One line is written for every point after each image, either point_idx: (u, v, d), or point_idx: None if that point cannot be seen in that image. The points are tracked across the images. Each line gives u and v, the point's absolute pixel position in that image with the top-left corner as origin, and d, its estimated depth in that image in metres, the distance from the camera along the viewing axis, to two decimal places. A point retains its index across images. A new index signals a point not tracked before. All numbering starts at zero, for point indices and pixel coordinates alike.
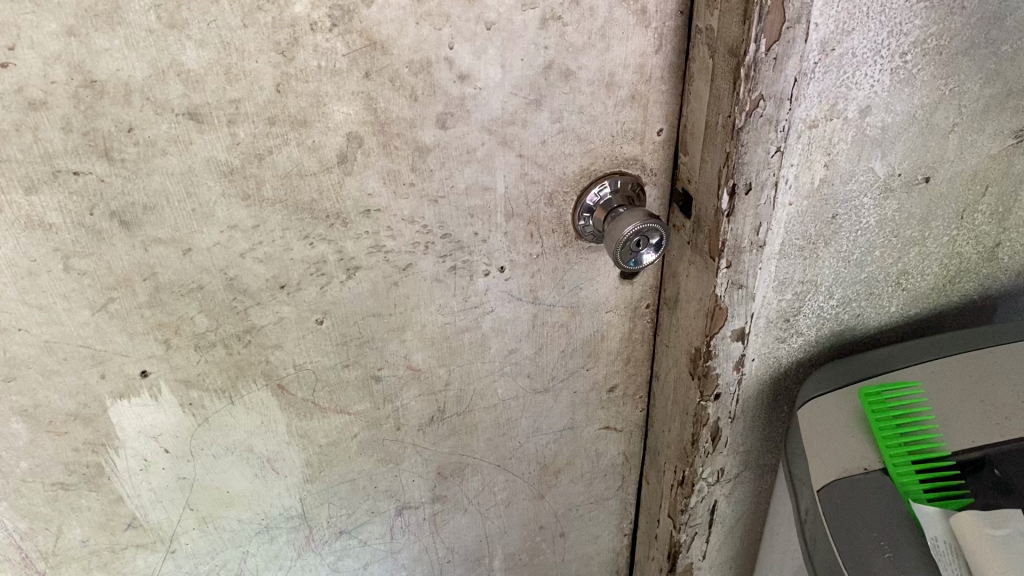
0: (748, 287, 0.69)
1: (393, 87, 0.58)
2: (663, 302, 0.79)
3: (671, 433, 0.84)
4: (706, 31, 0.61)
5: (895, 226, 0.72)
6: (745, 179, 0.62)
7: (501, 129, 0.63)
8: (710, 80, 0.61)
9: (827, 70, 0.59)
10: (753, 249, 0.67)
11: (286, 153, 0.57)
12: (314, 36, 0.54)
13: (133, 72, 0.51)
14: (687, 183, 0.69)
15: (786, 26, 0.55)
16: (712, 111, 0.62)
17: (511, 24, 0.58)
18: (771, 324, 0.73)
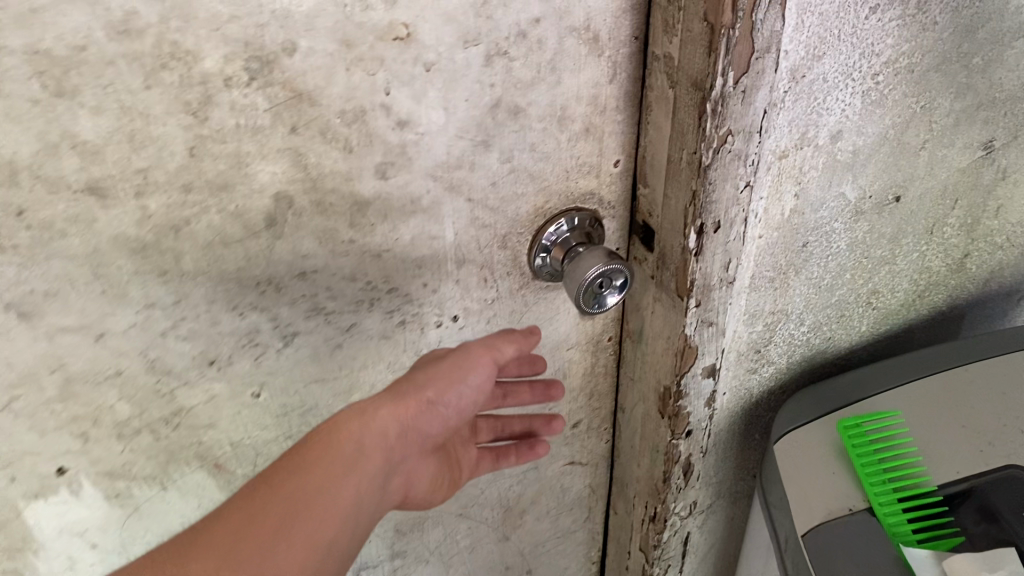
0: (718, 324, 0.65)
1: (324, 140, 0.51)
2: (625, 334, 0.74)
3: (640, 468, 0.80)
4: (665, 59, 0.55)
5: (866, 247, 0.68)
6: (714, 217, 0.57)
7: (447, 174, 0.57)
8: (671, 112, 0.56)
9: (797, 99, 0.55)
10: (722, 286, 0.62)
11: (206, 222, 0.51)
12: (230, 92, 0.47)
13: (18, 149, 0.44)
14: (648, 216, 0.64)
15: (755, 56, 0.50)
16: (675, 145, 0.57)
17: (453, 63, 0.52)
18: (741, 357, 0.69)
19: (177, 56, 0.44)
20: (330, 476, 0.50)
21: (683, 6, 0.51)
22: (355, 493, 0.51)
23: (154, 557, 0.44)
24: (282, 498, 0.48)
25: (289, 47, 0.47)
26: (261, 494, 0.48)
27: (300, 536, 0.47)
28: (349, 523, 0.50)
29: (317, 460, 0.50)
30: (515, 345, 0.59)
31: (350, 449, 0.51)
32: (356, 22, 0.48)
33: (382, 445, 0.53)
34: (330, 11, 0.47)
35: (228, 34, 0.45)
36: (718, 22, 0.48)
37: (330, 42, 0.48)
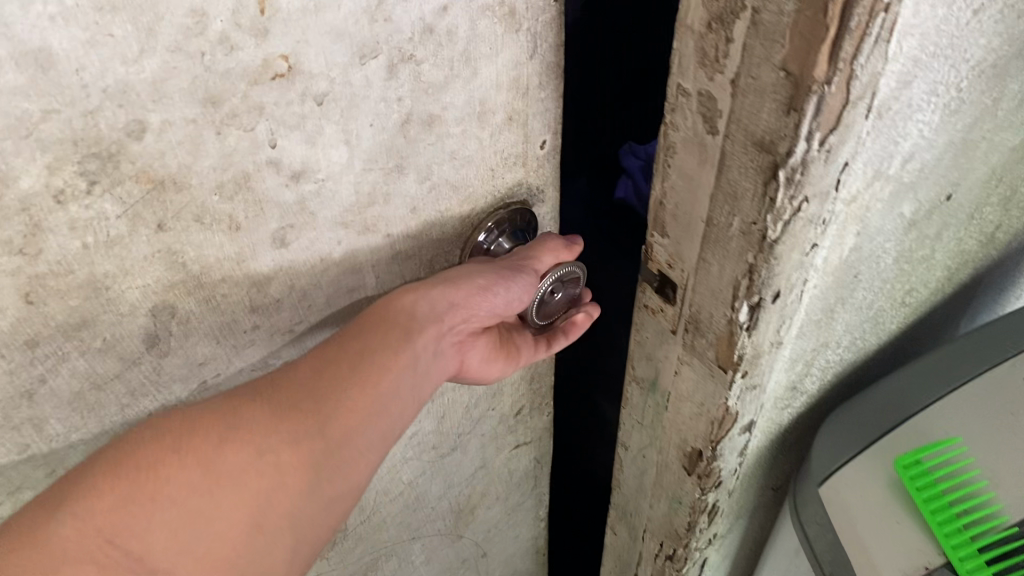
0: (761, 382, 0.54)
1: (202, 227, 0.38)
2: (628, 378, 0.62)
3: (653, 509, 0.71)
4: (698, 98, 0.41)
5: (909, 251, 0.60)
6: (774, 288, 0.45)
7: (359, 216, 0.45)
8: (712, 164, 0.43)
9: (880, 134, 0.42)
10: (770, 350, 0.51)
11: (67, 371, 0.37)
12: (64, 210, 0.33)
13: None
14: (665, 266, 0.51)
15: (848, 107, 0.37)
16: (720, 208, 0.44)
17: (349, 86, 0.39)
18: (780, 395, 0.60)
19: None
20: (392, 340, 0.45)
21: (742, 45, 0.37)
22: (419, 352, 0.46)
23: (230, 395, 0.42)
24: (348, 355, 0.44)
25: (135, 128, 0.33)
26: (323, 350, 0.44)
27: (366, 389, 0.43)
28: (411, 379, 0.45)
29: (379, 323, 0.45)
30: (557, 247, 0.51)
31: (408, 317, 0.45)
32: (220, 71, 0.34)
33: (433, 318, 0.46)
34: (183, 66, 0.33)
35: (44, 137, 0.31)
36: (805, 76, 0.35)
37: (191, 106, 0.34)
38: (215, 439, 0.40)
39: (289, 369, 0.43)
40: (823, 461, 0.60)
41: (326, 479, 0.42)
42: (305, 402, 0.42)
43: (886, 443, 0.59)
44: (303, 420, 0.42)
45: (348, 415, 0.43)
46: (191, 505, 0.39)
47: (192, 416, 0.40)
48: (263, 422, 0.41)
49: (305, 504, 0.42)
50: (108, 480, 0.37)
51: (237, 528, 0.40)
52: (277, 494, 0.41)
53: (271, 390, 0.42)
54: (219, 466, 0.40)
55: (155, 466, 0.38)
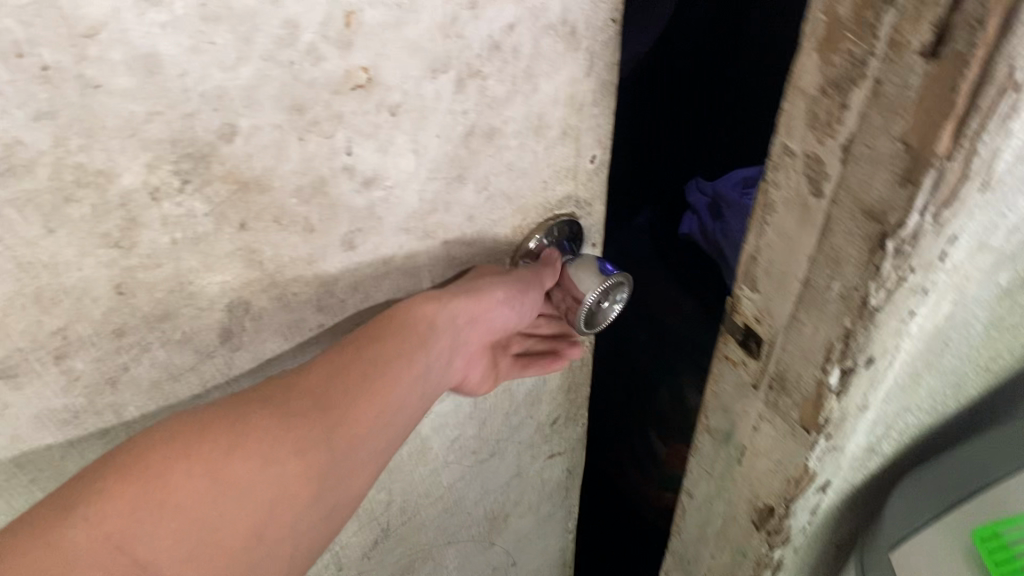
0: (839, 444, 0.52)
1: (279, 227, 0.40)
2: (701, 427, 0.63)
3: (715, 559, 0.72)
4: (805, 160, 0.40)
5: (1006, 315, 0.51)
6: (869, 356, 0.44)
7: (420, 223, 0.47)
8: (814, 225, 0.41)
9: (998, 200, 0.37)
10: (855, 414, 0.49)
11: (148, 361, 0.39)
12: (159, 206, 0.35)
13: None
14: (753, 321, 0.50)
15: (966, 182, 0.34)
16: (820, 271, 0.42)
17: (421, 99, 0.41)
18: (856, 459, 0.57)
19: (85, 181, 0.32)
20: (406, 347, 0.46)
21: (858, 113, 0.35)
22: (423, 364, 0.48)
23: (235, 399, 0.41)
24: (359, 363, 0.44)
25: (227, 132, 0.35)
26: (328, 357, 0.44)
27: (373, 397, 0.44)
28: (418, 391, 0.47)
29: (396, 331, 0.46)
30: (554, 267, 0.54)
31: (426, 325, 0.47)
32: (306, 81, 0.36)
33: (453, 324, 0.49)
34: (274, 75, 0.35)
35: (147, 137, 0.33)
36: (926, 151, 0.33)
37: (277, 112, 0.36)
38: (225, 447, 0.39)
39: (293, 375, 0.43)
40: (896, 524, 0.56)
41: (327, 489, 0.42)
42: (317, 410, 0.42)
43: (957, 514, 0.53)
44: (315, 427, 0.42)
45: (355, 422, 0.43)
46: (198, 514, 0.38)
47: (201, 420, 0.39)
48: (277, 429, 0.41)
49: (302, 516, 0.41)
50: (118, 486, 0.36)
51: (241, 537, 0.39)
52: (281, 501, 0.40)
53: (281, 395, 0.42)
54: (227, 474, 0.39)
55: (168, 472, 0.37)
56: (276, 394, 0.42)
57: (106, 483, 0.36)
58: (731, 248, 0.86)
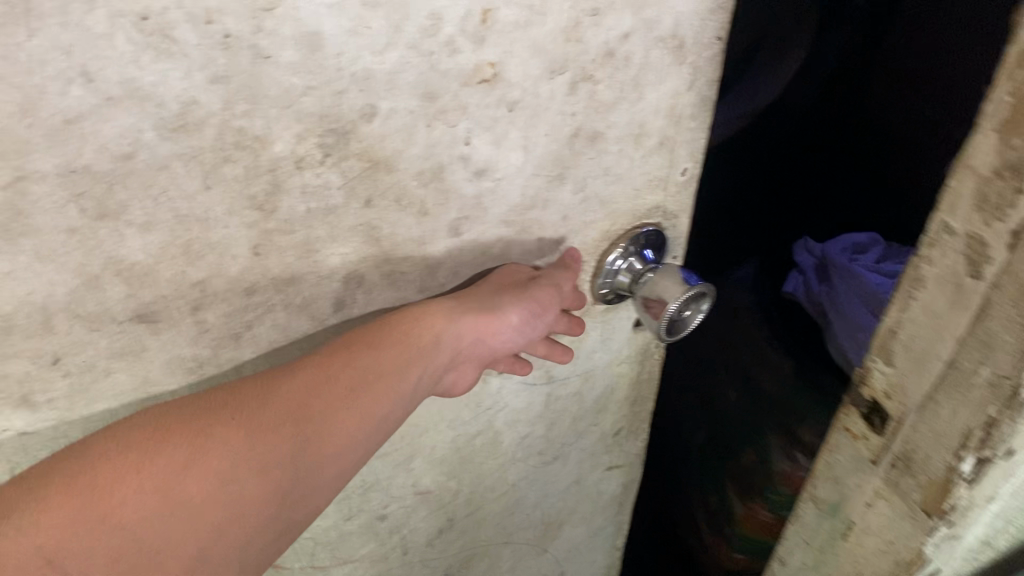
0: (963, 534, 0.51)
1: (398, 207, 0.43)
2: (805, 497, 0.61)
3: None
4: (967, 240, 0.41)
5: None
6: (1007, 445, 0.44)
7: (520, 217, 0.49)
8: (967, 306, 0.42)
9: None
10: (984, 503, 0.49)
11: (269, 321, 0.42)
12: (300, 175, 0.38)
13: (52, 289, 0.34)
14: (880, 397, 0.50)
15: None
16: (968, 353, 0.43)
17: (537, 98, 0.44)
18: (973, 554, 0.56)
19: (242, 145, 0.35)
20: (393, 362, 0.44)
21: None
22: (407, 382, 0.44)
23: (201, 401, 0.39)
24: (344, 370, 0.42)
25: (367, 112, 0.38)
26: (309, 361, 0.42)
27: (351, 407, 0.42)
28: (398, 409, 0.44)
29: (383, 344, 0.43)
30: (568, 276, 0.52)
31: (418, 340, 0.45)
32: (441, 71, 0.39)
33: (450, 343, 0.47)
34: (414, 63, 0.37)
35: (300, 109, 0.35)
36: None
37: (412, 98, 0.39)
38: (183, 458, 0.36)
39: (268, 376, 0.41)
40: None
41: (281, 511, 0.39)
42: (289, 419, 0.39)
43: None
44: (285, 437, 0.39)
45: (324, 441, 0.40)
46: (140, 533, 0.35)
47: (162, 424, 0.37)
48: (243, 437, 0.38)
49: (252, 540, 0.38)
50: (61, 488, 0.34)
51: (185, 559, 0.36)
52: (236, 521, 0.37)
53: (253, 399, 0.39)
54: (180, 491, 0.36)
55: (113, 475, 0.35)
56: (245, 398, 0.39)
57: (46, 484, 0.34)
58: (834, 312, 0.89)
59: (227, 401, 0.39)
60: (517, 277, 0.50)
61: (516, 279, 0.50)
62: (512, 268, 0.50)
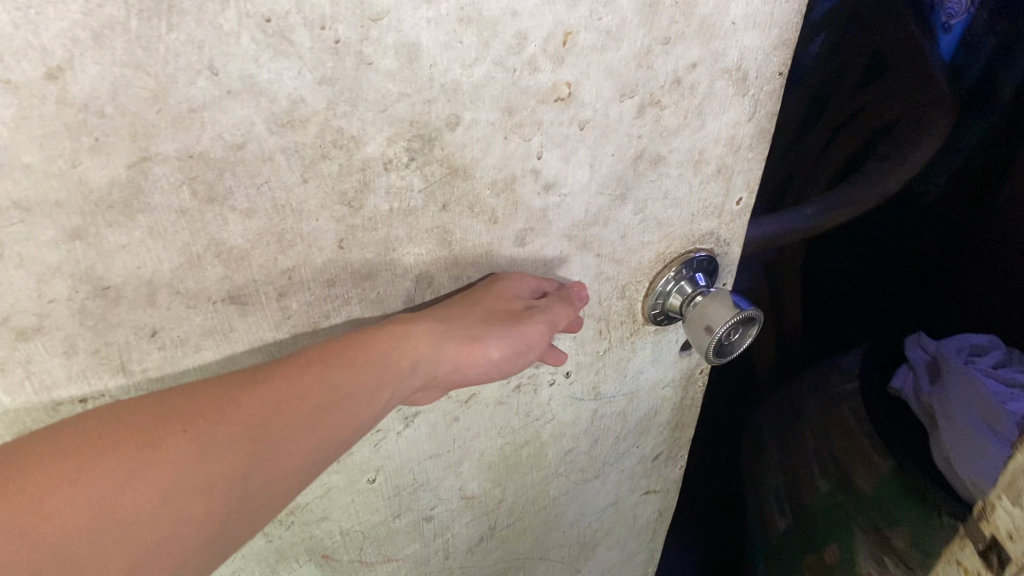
0: None
1: (471, 214, 0.45)
2: None
3: None
4: None
5: None
6: None
7: (582, 232, 0.51)
8: None
9: None
10: None
11: (345, 313, 0.45)
12: (387, 176, 0.40)
13: (159, 265, 0.36)
14: (1004, 537, 0.43)
15: None
16: None
17: (607, 118, 0.46)
18: None
19: (339, 144, 0.38)
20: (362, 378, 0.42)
21: None
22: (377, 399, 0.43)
23: (153, 410, 0.38)
24: (313, 387, 0.40)
25: (452, 120, 0.40)
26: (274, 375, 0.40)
27: (313, 427, 0.40)
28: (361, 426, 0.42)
29: (353, 360, 0.42)
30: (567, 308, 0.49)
31: (393, 359, 0.43)
32: (521, 87, 0.41)
33: (427, 361, 0.45)
34: (498, 78, 0.40)
35: (393, 113, 0.38)
36: None
37: (493, 111, 0.41)
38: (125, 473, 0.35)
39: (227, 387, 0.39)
40: None
41: (229, 528, 0.38)
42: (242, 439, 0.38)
43: None
44: (237, 455, 0.38)
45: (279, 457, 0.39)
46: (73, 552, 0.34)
47: (107, 431, 0.36)
48: (190, 456, 0.36)
49: (197, 557, 0.37)
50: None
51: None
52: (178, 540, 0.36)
53: (208, 413, 0.38)
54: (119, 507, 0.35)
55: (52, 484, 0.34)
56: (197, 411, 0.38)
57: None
58: (943, 415, 0.84)
59: (180, 411, 0.38)
60: (512, 304, 0.47)
61: (511, 307, 0.47)
62: (510, 288, 0.48)
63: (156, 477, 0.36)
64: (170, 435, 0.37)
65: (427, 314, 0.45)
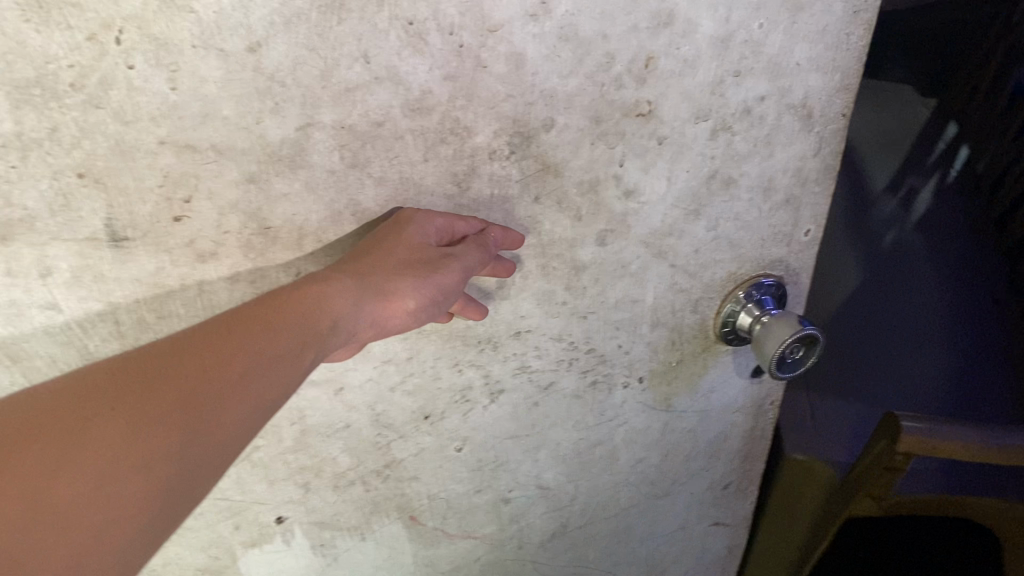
0: None
1: (560, 208, 0.54)
2: None
3: None
4: None
5: None
6: None
7: (658, 241, 0.59)
8: None
9: None
10: None
11: None
12: (491, 164, 0.49)
13: (309, 215, 0.46)
14: None
15: None
16: None
17: (683, 137, 0.54)
18: None
19: (456, 131, 0.47)
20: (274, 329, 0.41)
21: None
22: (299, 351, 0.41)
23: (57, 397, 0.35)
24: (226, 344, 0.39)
25: (548, 123, 0.49)
26: (179, 351, 0.38)
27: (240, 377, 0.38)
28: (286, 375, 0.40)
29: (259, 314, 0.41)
30: (481, 250, 0.48)
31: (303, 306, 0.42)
32: (609, 100, 0.50)
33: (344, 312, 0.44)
34: (589, 90, 0.49)
35: (501, 111, 0.47)
36: None
37: (583, 119, 0.50)
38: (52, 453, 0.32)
39: (131, 370, 0.37)
40: None
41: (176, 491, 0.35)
42: (178, 404, 0.36)
43: None
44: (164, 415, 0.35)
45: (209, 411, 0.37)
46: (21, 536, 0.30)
47: (14, 424, 0.34)
48: (125, 428, 0.34)
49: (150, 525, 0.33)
50: None
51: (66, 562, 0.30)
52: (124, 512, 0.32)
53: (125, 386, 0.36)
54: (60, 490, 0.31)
55: None
56: (113, 389, 0.36)
57: None
58: None
59: (92, 395, 0.35)
60: (426, 252, 0.46)
61: (425, 255, 0.46)
62: (421, 235, 0.47)
63: (96, 453, 0.33)
64: (95, 414, 0.34)
65: (334, 274, 0.45)
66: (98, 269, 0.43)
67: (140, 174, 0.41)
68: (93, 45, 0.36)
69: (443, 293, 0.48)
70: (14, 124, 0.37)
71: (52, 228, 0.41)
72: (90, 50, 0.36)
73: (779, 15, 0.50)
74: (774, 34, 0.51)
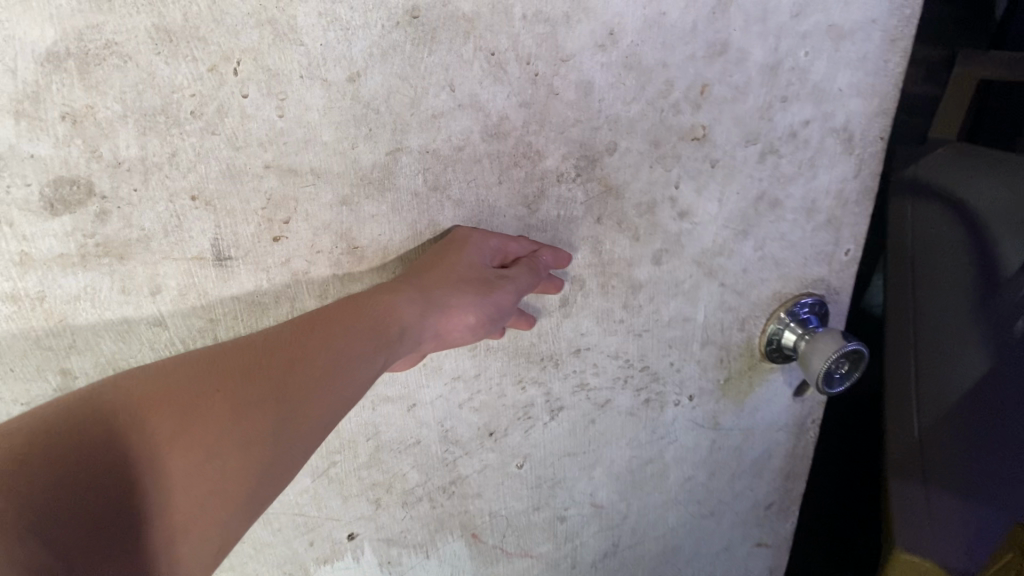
0: None
1: (620, 228, 0.56)
2: None
3: None
4: None
5: None
6: None
7: (709, 260, 0.61)
8: None
9: None
10: None
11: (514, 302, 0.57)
12: (559, 186, 0.52)
13: (393, 234, 0.49)
14: None
15: None
16: None
17: (734, 160, 0.57)
18: None
19: (528, 156, 0.50)
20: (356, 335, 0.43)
21: None
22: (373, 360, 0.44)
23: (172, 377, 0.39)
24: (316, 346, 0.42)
25: (611, 147, 0.52)
26: (273, 348, 0.42)
27: (325, 382, 0.41)
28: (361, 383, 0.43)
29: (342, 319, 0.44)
30: (531, 273, 0.50)
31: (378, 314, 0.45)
32: (668, 125, 0.53)
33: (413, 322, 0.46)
34: (649, 116, 0.52)
35: (570, 135, 0.50)
36: None
37: (643, 142, 0.53)
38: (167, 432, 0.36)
39: (232, 361, 0.40)
40: None
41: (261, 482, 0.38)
42: (270, 402, 0.39)
43: None
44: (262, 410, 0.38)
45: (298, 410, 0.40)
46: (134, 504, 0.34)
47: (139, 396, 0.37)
48: (224, 419, 0.37)
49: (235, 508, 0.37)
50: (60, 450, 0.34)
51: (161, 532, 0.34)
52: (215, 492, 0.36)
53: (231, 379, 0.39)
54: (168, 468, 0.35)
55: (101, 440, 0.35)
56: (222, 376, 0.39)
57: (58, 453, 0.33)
58: None
59: (202, 378, 0.39)
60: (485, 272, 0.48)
61: (484, 275, 0.48)
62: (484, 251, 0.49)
63: (200, 435, 0.36)
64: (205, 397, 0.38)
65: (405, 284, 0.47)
66: (202, 287, 0.46)
67: (246, 196, 0.43)
68: (214, 75, 0.39)
69: (497, 311, 0.50)
70: (140, 149, 0.40)
71: (164, 248, 0.43)
72: (211, 79, 0.40)
73: (823, 44, 0.53)
74: (819, 62, 0.54)
